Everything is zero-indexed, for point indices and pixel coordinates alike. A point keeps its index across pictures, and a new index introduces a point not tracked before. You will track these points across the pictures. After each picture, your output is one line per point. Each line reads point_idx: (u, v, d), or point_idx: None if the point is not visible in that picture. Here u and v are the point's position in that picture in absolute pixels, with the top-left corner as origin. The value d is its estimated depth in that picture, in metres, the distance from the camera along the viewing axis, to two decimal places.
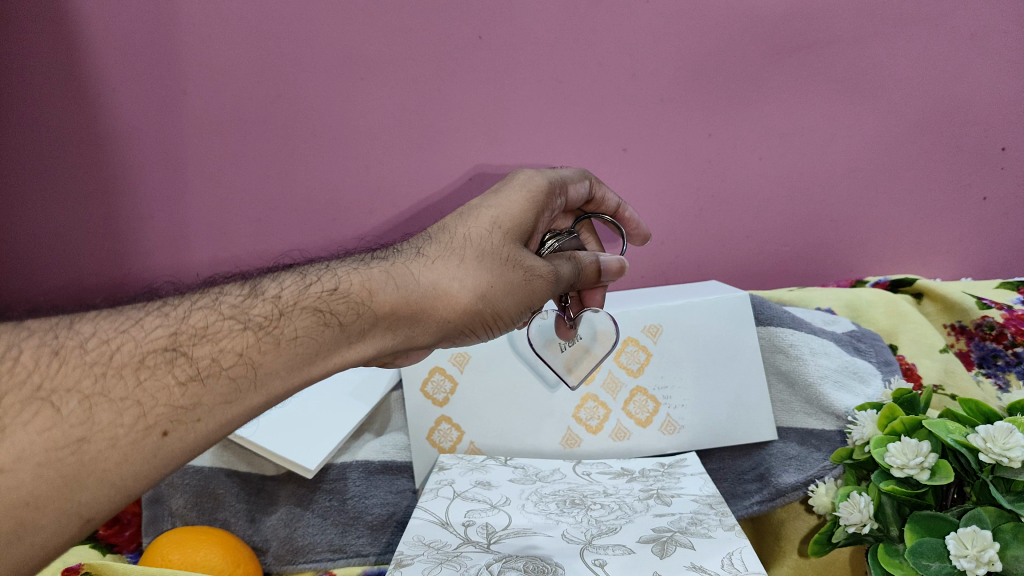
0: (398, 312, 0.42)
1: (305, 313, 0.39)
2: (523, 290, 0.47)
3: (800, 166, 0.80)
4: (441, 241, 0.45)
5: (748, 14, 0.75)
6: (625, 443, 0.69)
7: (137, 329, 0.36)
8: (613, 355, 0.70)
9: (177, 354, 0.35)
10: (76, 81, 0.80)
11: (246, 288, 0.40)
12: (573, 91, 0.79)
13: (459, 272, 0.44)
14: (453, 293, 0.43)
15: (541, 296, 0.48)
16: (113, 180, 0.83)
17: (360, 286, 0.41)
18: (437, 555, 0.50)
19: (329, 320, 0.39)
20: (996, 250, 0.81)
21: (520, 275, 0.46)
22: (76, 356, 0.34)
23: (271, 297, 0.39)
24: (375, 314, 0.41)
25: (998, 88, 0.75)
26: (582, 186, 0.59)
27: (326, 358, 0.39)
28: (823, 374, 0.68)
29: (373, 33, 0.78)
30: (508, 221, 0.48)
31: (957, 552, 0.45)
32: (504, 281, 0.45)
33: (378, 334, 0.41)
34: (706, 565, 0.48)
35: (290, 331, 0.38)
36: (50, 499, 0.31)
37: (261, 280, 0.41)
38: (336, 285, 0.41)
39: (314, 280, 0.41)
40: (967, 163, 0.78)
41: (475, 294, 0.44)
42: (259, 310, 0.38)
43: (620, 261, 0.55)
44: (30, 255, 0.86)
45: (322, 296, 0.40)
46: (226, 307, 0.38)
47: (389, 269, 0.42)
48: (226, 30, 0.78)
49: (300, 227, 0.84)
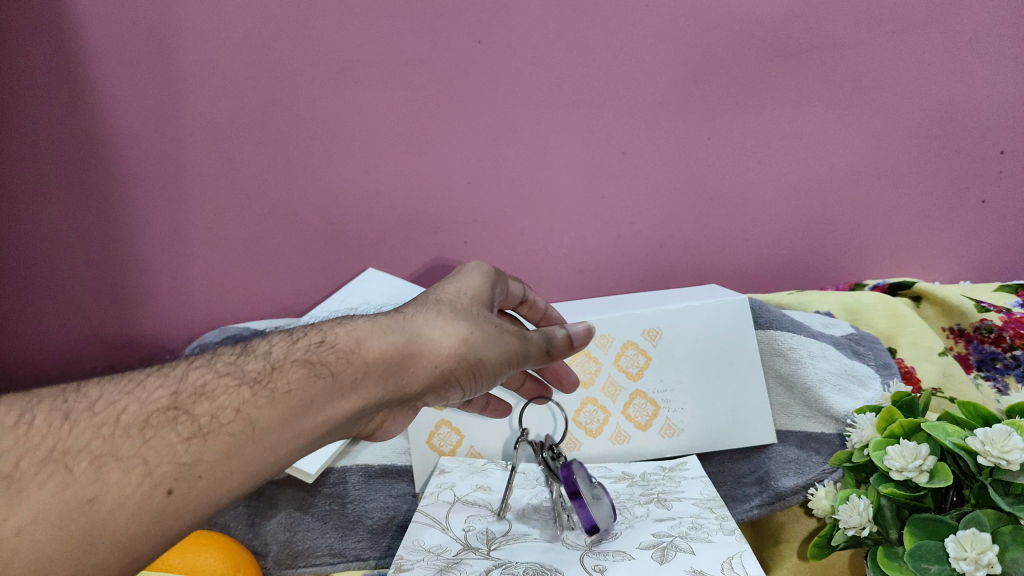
0: (388, 356, 0.40)
1: (295, 366, 0.38)
2: (505, 344, 0.44)
3: (799, 170, 0.80)
4: (418, 302, 0.45)
5: (747, 18, 0.75)
6: (625, 446, 0.68)
7: (140, 390, 0.37)
8: (612, 359, 0.69)
9: (177, 412, 0.36)
10: (69, 87, 0.79)
11: (238, 347, 0.40)
12: (573, 95, 0.79)
13: (438, 321, 0.42)
14: (438, 339, 0.42)
15: (522, 353, 0.46)
16: (103, 189, 0.82)
17: (345, 337, 0.40)
18: (437, 561, 0.50)
19: (321, 372, 0.38)
20: (995, 253, 0.82)
21: (493, 326, 0.44)
22: (86, 419, 0.35)
23: (262, 354, 0.39)
24: (366, 364, 0.39)
25: (995, 92, 0.76)
26: (518, 285, 0.58)
27: (321, 410, 0.38)
28: (822, 378, 0.68)
29: (371, 37, 0.77)
30: (472, 290, 0.48)
31: (958, 555, 0.45)
32: (482, 328, 0.44)
33: (371, 385, 0.39)
34: (707, 570, 0.48)
35: (283, 384, 0.37)
36: (63, 559, 0.31)
37: (254, 340, 0.41)
38: (324, 339, 0.40)
39: (302, 337, 0.41)
40: (966, 167, 0.79)
41: (458, 339, 0.42)
42: (252, 366, 0.38)
43: (586, 328, 0.49)
44: (15, 267, 0.84)
45: (312, 350, 0.39)
46: (220, 364, 0.39)
47: (374, 321, 0.41)
48: (223, 33, 0.77)
49: (298, 232, 0.83)
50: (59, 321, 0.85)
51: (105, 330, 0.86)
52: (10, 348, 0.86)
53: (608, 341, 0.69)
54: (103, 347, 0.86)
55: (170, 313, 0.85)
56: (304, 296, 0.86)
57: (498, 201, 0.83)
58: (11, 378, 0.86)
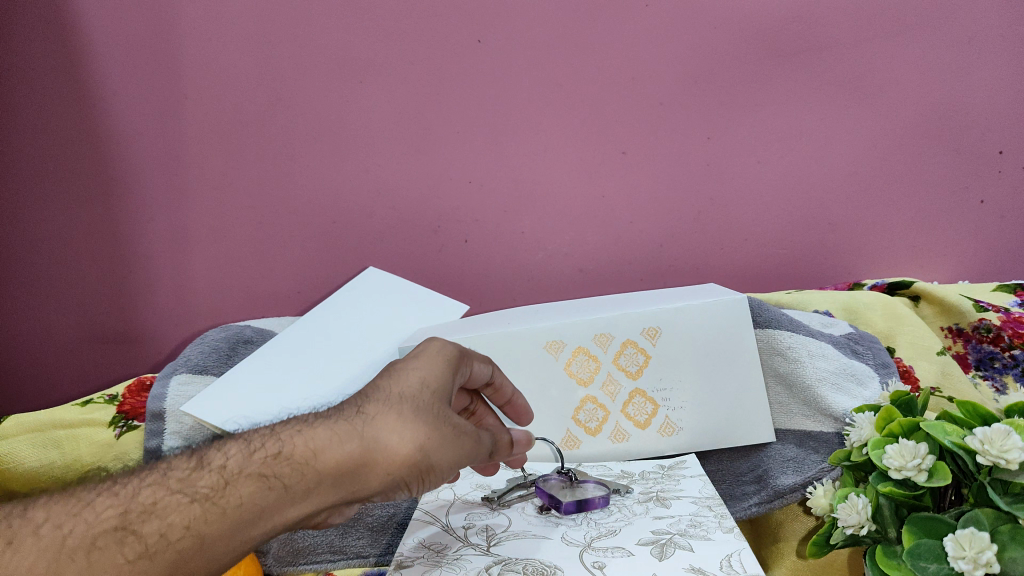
0: (347, 463, 0.36)
1: (251, 478, 0.35)
2: (459, 450, 0.40)
3: (799, 169, 0.81)
4: (371, 398, 0.39)
5: (747, 19, 0.76)
6: (625, 445, 0.66)
7: (89, 511, 0.34)
8: (612, 357, 0.65)
9: (126, 533, 0.33)
10: (72, 84, 0.80)
11: (192, 457, 0.37)
12: (574, 95, 0.79)
13: (395, 425, 0.37)
14: (394, 447, 0.37)
15: (470, 455, 0.41)
16: (104, 186, 0.82)
17: (302, 446, 0.36)
18: (436, 558, 0.50)
19: (274, 483, 0.35)
20: (993, 253, 0.83)
21: (452, 431, 0.39)
22: (29, 542, 0.32)
23: (217, 467, 0.36)
24: (321, 475, 0.36)
25: (994, 92, 0.78)
26: (486, 368, 0.49)
27: (272, 521, 0.35)
28: (821, 377, 0.66)
29: (374, 37, 0.78)
30: (436, 382, 0.41)
31: (955, 554, 0.45)
32: (438, 433, 0.39)
33: (324, 496, 0.36)
34: (705, 567, 0.47)
35: (235, 499, 0.35)
36: None
37: (208, 446, 0.38)
38: (280, 447, 0.36)
39: (260, 443, 0.37)
40: (966, 167, 0.80)
41: (414, 447, 0.37)
42: (204, 482, 0.35)
43: (525, 433, 0.50)
44: (14, 263, 0.84)
45: (269, 459, 0.36)
46: (171, 480, 0.35)
47: (331, 424, 0.37)
48: (227, 33, 0.78)
49: (298, 231, 0.83)
50: (58, 317, 0.85)
51: (103, 327, 0.85)
52: (8, 344, 0.86)
53: (606, 339, 0.65)
54: (101, 344, 0.86)
55: (168, 310, 0.85)
56: (301, 295, 0.85)
57: (499, 200, 0.83)
58: (10, 373, 0.86)
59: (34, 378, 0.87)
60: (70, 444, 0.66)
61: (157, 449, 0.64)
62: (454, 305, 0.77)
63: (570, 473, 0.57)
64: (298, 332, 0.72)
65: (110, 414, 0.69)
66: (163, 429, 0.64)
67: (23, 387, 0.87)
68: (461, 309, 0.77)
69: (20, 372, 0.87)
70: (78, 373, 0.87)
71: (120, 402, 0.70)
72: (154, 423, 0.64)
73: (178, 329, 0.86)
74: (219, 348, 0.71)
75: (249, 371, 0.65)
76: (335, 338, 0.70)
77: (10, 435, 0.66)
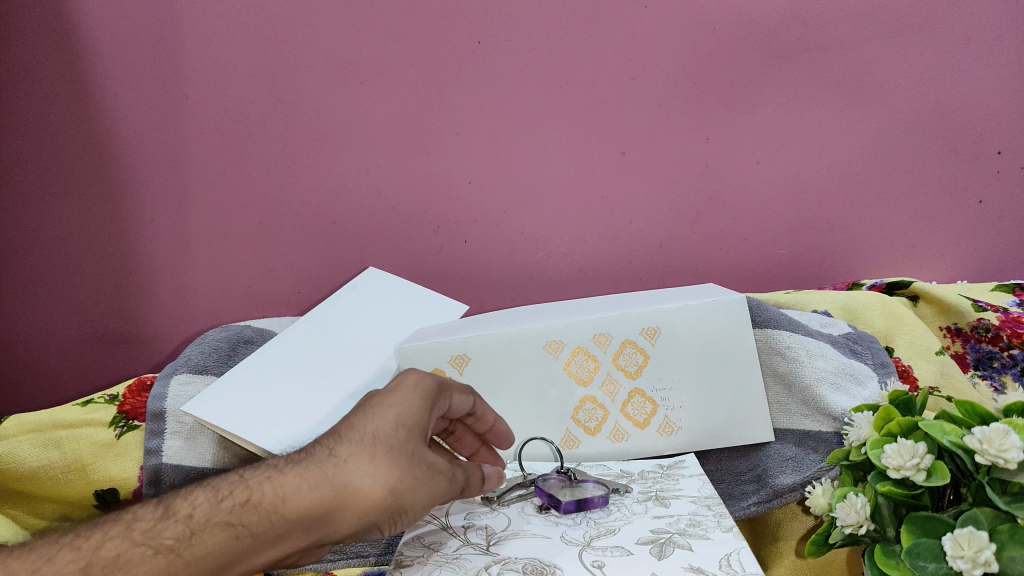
0: (314, 509, 0.42)
1: (217, 528, 0.42)
2: (431, 486, 0.45)
3: (797, 170, 0.81)
4: (350, 439, 0.44)
5: (744, 19, 0.76)
6: (624, 444, 0.66)
7: (54, 565, 0.41)
8: (611, 357, 0.65)
9: None
10: (72, 85, 0.80)
11: (159, 506, 0.43)
12: (572, 96, 0.79)
13: (369, 468, 0.43)
14: (366, 490, 0.42)
15: (448, 492, 0.47)
16: (104, 186, 0.82)
17: (269, 495, 0.42)
18: (437, 557, 0.50)
19: (239, 532, 0.42)
20: (991, 252, 0.84)
21: (425, 470, 0.45)
22: None
23: (182, 517, 0.43)
24: (287, 521, 0.42)
25: (992, 93, 0.78)
26: (467, 398, 0.53)
27: (238, 565, 0.42)
28: (820, 376, 0.66)
29: (372, 38, 0.78)
30: (412, 418, 0.46)
31: (954, 553, 0.45)
32: (413, 474, 0.44)
33: (295, 537, 0.42)
34: (704, 567, 0.48)
35: (200, 549, 0.41)
36: None
37: (174, 495, 0.44)
38: (247, 496, 0.43)
39: (226, 492, 0.43)
40: (964, 167, 0.81)
41: (385, 489, 0.43)
42: (169, 533, 0.42)
43: (498, 472, 0.53)
44: (15, 264, 0.84)
45: (233, 509, 0.42)
46: (137, 532, 0.42)
47: (300, 471, 0.43)
48: (226, 34, 0.78)
49: (298, 232, 0.83)
50: (58, 317, 0.85)
51: (104, 327, 0.86)
52: (9, 344, 0.86)
53: (606, 339, 0.65)
54: (102, 344, 0.86)
55: (169, 310, 0.85)
56: (302, 295, 0.85)
57: (498, 200, 0.83)
58: (11, 373, 0.87)
59: (35, 377, 0.87)
60: (70, 444, 0.66)
61: (157, 449, 0.64)
62: (454, 305, 0.78)
63: (570, 473, 0.57)
64: (296, 332, 0.72)
65: (111, 413, 0.69)
66: (163, 429, 0.64)
67: (25, 387, 0.87)
68: (462, 309, 0.77)
69: (20, 372, 0.87)
70: (79, 372, 0.87)
71: (120, 402, 0.70)
72: (155, 424, 0.65)
73: (179, 329, 0.86)
74: (219, 348, 0.71)
75: (248, 371, 0.65)
76: (336, 339, 0.71)
77: (10, 435, 0.66)
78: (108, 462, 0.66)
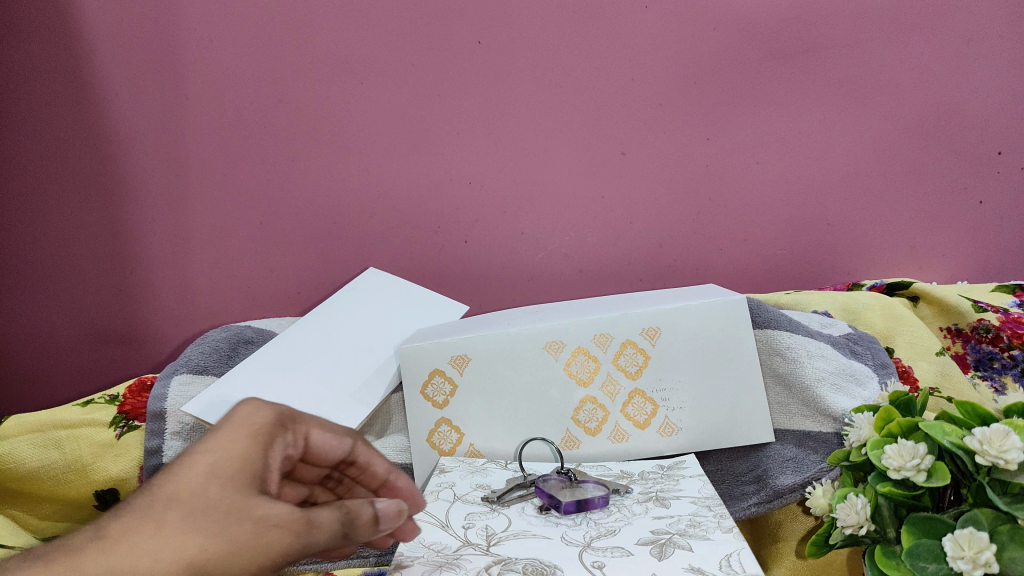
0: None
1: None
2: (259, 554, 0.34)
3: (798, 170, 0.81)
4: (129, 510, 0.33)
5: (746, 20, 0.77)
6: (624, 445, 0.65)
7: None
8: (611, 357, 0.65)
9: None
10: (72, 84, 0.80)
11: None
12: (574, 97, 0.80)
13: (148, 548, 0.32)
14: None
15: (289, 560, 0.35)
16: (103, 185, 0.82)
17: None
18: (437, 558, 0.50)
19: None
20: (991, 252, 0.84)
21: (248, 533, 0.34)
22: None
23: None
24: None
25: (992, 95, 0.80)
26: (332, 434, 0.43)
27: None
28: (820, 377, 0.66)
29: (376, 39, 0.79)
30: (232, 460, 0.36)
31: (954, 554, 0.44)
32: (221, 543, 0.33)
33: None
34: (704, 567, 0.47)
35: None
36: None
37: None
38: None
39: None
40: (965, 167, 0.81)
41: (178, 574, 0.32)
42: None
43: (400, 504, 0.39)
44: (14, 263, 0.84)
45: None
46: None
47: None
48: (229, 34, 0.79)
49: (298, 232, 0.83)
50: (57, 316, 0.85)
51: (102, 325, 0.85)
52: (7, 344, 0.85)
53: (606, 339, 0.65)
54: (102, 343, 0.86)
55: (168, 310, 0.85)
56: (301, 295, 0.85)
57: (499, 200, 0.83)
58: (8, 373, 0.86)
59: (33, 378, 0.86)
60: (70, 444, 0.66)
61: (157, 449, 0.64)
62: (454, 305, 0.78)
63: (570, 474, 0.57)
64: (297, 332, 0.72)
65: (110, 414, 0.69)
66: (163, 430, 0.64)
67: (22, 388, 0.87)
68: (461, 309, 0.77)
69: (18, 372, 0.86)
70: (77, 373, 0.86)
71: (120, 402, 0.70)
72: (155, 424, 0.65)
73: (178, 329, 0.85)
74: (219, 348, 0.71)
75: (249, 371, 0.65)
76: (337, 339, 0.71)
77: (10, 435, 0.66)
78: (107, 462, 0.66)
